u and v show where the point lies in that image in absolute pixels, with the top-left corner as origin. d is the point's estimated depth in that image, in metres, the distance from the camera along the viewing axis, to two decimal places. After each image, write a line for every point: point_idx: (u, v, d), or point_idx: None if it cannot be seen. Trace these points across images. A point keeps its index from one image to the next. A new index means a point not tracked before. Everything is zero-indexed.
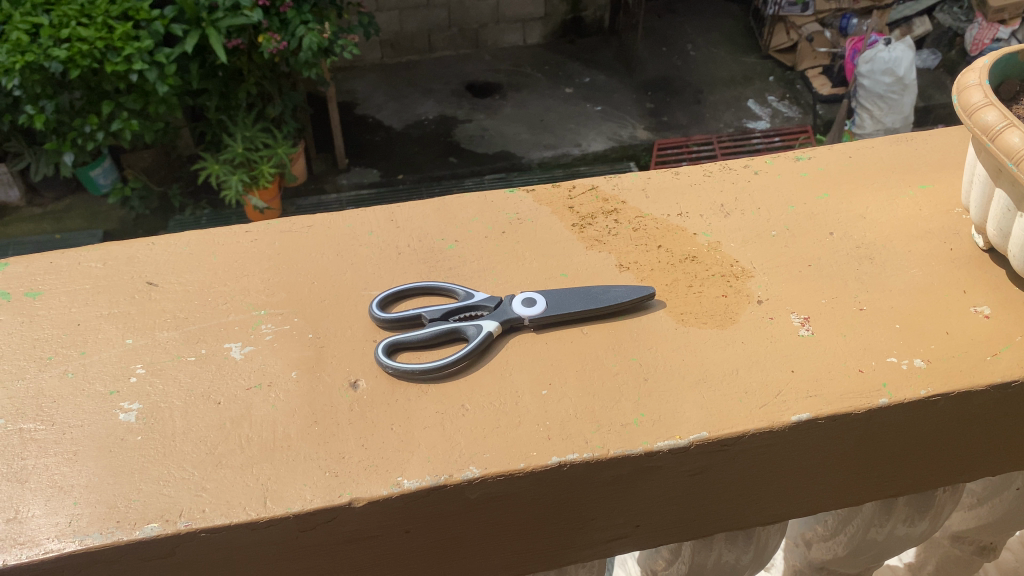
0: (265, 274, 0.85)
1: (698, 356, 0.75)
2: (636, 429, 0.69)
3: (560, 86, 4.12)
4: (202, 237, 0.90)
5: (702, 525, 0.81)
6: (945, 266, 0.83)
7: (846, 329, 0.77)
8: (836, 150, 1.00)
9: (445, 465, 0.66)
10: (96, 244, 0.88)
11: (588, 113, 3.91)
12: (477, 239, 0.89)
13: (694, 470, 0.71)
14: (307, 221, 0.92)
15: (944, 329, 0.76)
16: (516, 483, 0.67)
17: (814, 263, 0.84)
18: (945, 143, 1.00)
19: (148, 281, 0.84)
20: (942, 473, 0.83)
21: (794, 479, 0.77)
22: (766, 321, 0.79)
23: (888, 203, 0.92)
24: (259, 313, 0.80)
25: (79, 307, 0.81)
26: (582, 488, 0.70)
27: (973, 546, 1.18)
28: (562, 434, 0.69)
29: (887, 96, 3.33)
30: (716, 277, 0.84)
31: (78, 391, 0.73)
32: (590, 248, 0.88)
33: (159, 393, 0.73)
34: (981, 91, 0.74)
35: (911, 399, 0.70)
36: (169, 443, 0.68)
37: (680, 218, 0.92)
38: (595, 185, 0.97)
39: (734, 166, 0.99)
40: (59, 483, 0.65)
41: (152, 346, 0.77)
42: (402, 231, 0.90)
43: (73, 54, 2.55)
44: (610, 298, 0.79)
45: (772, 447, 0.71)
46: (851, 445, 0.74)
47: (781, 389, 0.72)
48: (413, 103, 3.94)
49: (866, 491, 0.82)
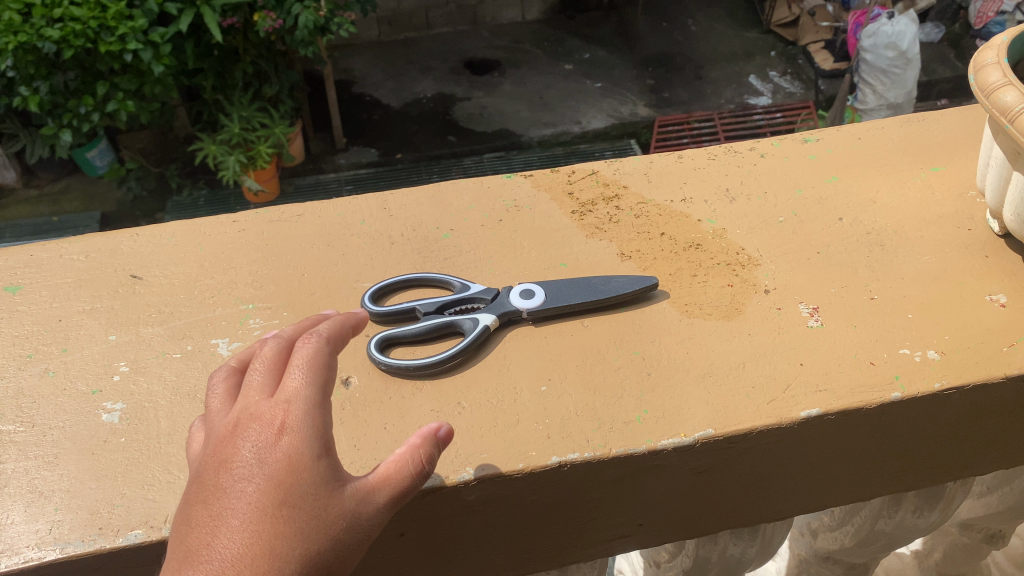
0: (253, 265, 0.81)
1: (703, 349, 0.73)
2: (639, 426, 0.67)
3: (559, 62, 4.06)
4: (188, 226, 0.86)
5: (709, 523, 0.77)
6: (957, 252, 0.80)
7: (856, 320, 0.75)
8: (845, 131, 0.95)
9: (438, 467, 0.64)
10: (79, 236, 0.84)
11: (588, 90, 3.86)
12: (473, 228, 0.86)
13: (699, 467, 0.69)
14: (297, 209, 0.88)
15: (958, 319, 0.74)
16: (514, 484, 0.65)
17: (823, 251, 0.81)
18: (961, 120, 0.95)
19: (132, 274, 0.80)
20: (956, 467, 0.79)
21: (803, 475, 0.74)
22: (774, 313, 0.76)
23: (898, 187, 0.88)
24: (246, 307, 0.77)
25: (60, 302, 0.77)
26: (584, 487, 0.68)
27: (981, 534, 1.17)
28: (562, 432, 0.67)
29: (890, 70, 3.26)
30: (721, 266, 0.80)
31: (59, 391, 0.70)
32: (591, 237, 0.84)
33: (143, 392, 0.70)
34: (999, 70, 0.71)
35: (924, 393, 0.68)
36: (154, 445, 0.66)
37: (684, 204, 0.88)
38: (596, 169, 0.93)
39: (739, 148, 0.94)
40: (39, 488, 0.64)
41: (136, 342, 0.74)
42: (395, 220, 0.87)
43: (66, 33, 2.50)
44: (612, 289, 0.76)
45: (780, 444, 0.69)
46: (866, 440, 0.72)
47: (789, 383, 0.70)
48: (411, 81, 3.87)
49: (880, 489, 0.79)
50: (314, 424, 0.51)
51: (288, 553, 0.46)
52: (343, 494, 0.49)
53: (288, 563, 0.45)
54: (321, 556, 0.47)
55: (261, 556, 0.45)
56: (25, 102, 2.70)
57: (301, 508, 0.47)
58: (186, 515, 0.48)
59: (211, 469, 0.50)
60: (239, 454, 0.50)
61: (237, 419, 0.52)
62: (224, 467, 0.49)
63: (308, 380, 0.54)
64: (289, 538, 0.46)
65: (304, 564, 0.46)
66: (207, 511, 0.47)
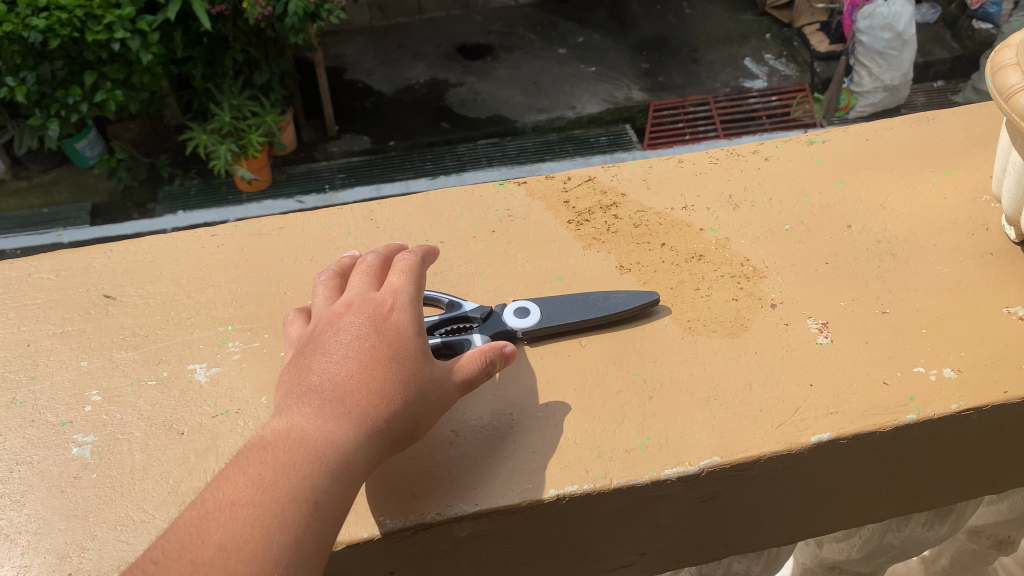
0: (233, 282, 0.77)
1: (708, 370, 0.69)
2: (641, 455, 0.63)
3: (552, 48, 3.75)
4: (165, 241, 0.82)
5: (715, 549, 0.74)
6: (972, 260, 0.77)
7: (867, 336, 0.71)
8: (852, 131, 0.91)
9: (430, 502, 0.61)
10: (49, 253, 0.80)
11: (581, 75, 3.53)
12: (464, 240, 0.81)
13: (705, 496, 0.66)
14: (279, 222, 0.83)
15: (975, 333, 0.70)
16: (510, 519, 0.61)
17: (832, 261, 0.77)
18: (971, 119, 0.91)
19: (105, 294, 0.76)
20: (972, 486, 0.76)
21: (812, 499, 0.71)
22: (781, 328, 0.72)
23: (909, 192, 0.84)
24: (226, 329, 0.73)
25: (29, 325, 0.73)
26: (583, 520, 0.64)
27: (991, 540, 1.14)
28: (560, 463, 0.63)
29: (887, 53, 2.69)
30: (725, 278, 0.77)
31: (27, 423, 0.66)
32: (588, 248, 0.80)
33: (116, 423, 0.66)
34: (1019, 71, 0.66)
35: (941, 415, 0.64)
36: (128, 481, 0.62)
37: (685, 212, 0.84)
38: (592, 175, 0.89)
39: (742, 151, 0.90)
40: (5, 531, 0.60)
41: (108, 368, 0.70)
42: (383, 232, 0.82)
43: (53, 22, 2.18)
44: (610, 306, 0.72)
45: (789, 469, 0.66)
46: (878, 464, 0.68)
47: (799, 405, 0.66)
48: (403, 67, 3.55)
49: (892, 510, 0.76)
50: (416, 314, 0.62)
51: (393, 395, 0.56)
52: (436, 370, 0.60)
53: (394, 401, 0.56)
54: (415, 409, 0.57)
55: (372, 394, 0.56)
56: (9, 94, 2.36)
57: (405, 367, 0.57)
58: (310, 362, 0.58)
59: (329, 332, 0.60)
60: (354, 323, 0.60)
61: (351, 298, 0.63)
62: (341, 330, 0.60)
63: (412, 281, 0.64)
64: (394, 388, 0.56)
65: (404, 407, 0.56)
66: (328, 360, 0.58)
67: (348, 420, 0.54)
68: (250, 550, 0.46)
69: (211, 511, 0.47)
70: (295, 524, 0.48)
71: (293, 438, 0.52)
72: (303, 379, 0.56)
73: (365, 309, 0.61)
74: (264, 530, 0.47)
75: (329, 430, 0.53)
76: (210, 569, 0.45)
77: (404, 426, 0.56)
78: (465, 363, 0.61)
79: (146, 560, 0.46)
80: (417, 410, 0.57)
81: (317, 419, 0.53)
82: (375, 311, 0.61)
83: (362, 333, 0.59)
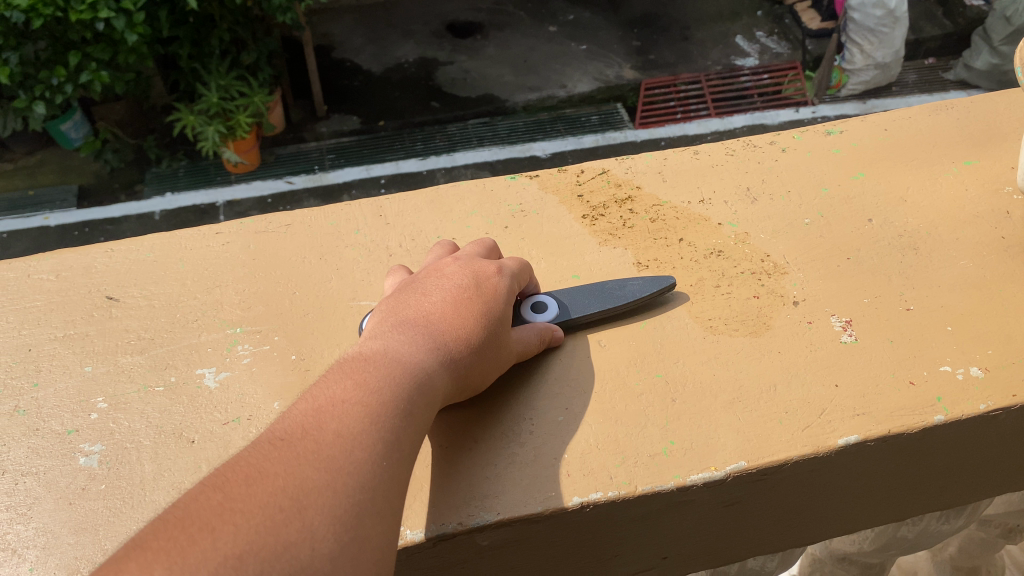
0: (239, 283, 0.75)
1: (731, 372, 0.68)
2: (665, 460, 0.62)
3: (542, 25, 3.30)
4: (167, 240, 0.79)
5: (736, 552, 0.73)
6: (996, 255, 0.75)
7: (892, 333, 0.69)
8: (870, 121, 0.90)
9: (451, 511, 0.59)
10: (48, 252, 0.77)
11: (572, 53, 3.13)
12: (477, 236, 0.79)
13: (729, 501, 0.64)
14: (285, 218, 0.81)
15: (1003, 331, 0.69)
16: (533, 527, 0.60)
17: (853, 256, 0.76)
18: (986, 109, 0.90)
19: (107, 296, 0.74)
20: (995, 483, 0.74)
21: (836, 501, 0.69)
22: (804, 327, 0.70)
23: (930, 184, 0.82)
24: (234, 332, 0.71)
25: (29, 329, 0.71)
26: (605, 526, 0.63)
27: (999, 529, 1.13)
28: (582, 469, 0.61)
29: (877, 30, 2.61)
30: (746, 275, 0.75)
31: (31, 432, 0.64)
32: (604, 244, 0.78)
33: (124, 431, 0.64)
34: None
35: (970, 415, 0.63)
36: (138, 492, 0.60)
37: (703, 206, 0.82)
38: (606, 168, 0.87)
39: (759, 142, 0.88)
40: (12, 545, 0.58)
41: (114, 374, 0.68)
42: (392, 229, 0.80)
43: None
44: (627, 295, 0.71)
45: (815, 472, 0.64)
46: (903, 465, 0.67)
47: (825, 407, 0.65)
48: (391, 46, 3.17)
49: (915, 509, 0.75)
50: (512, 285, 0.65)
51: (475, 345, 0.59)
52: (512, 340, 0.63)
53: (473, 350, 0.59)
54: (484, 365, 0.60)
55: (459, 340, 0.59)
56: None
57: (490, 324, 0.61)
58: (409, 298, 0.62)
59: (431, 279, 0.64)
60: (456, 276, 0.64)
61: (457, 256, 0.67)
62: (443, 277, 0.64)
63: (514, 262, 0.68)
64: (480, 336, 0.60)
65: (477, 359, 0.59)
66: (427, 299, 0.61)
67: (438, 353, 0.57)
68: (361, 443, 0.48)
69: (325, 404, 0.50)
70: (397, 428, 0.50)
71: (390, 358, 0.55)
72: (403, 309, 0.60)
73: (468, 266, 0.65)
74: (372, 426, 0.49)
75: (419, 360, 0.56)
76: (328, 449, 0.47)
77: (473, 371, 0.59)
78: (529, 335, 0.65)
79: (266, 438, 0.47)
80: (489, 365, 0.60)
81: (411, 347, 0.56)
82: (478, 270, 0.65)
83: (463, 284, 0.63)
